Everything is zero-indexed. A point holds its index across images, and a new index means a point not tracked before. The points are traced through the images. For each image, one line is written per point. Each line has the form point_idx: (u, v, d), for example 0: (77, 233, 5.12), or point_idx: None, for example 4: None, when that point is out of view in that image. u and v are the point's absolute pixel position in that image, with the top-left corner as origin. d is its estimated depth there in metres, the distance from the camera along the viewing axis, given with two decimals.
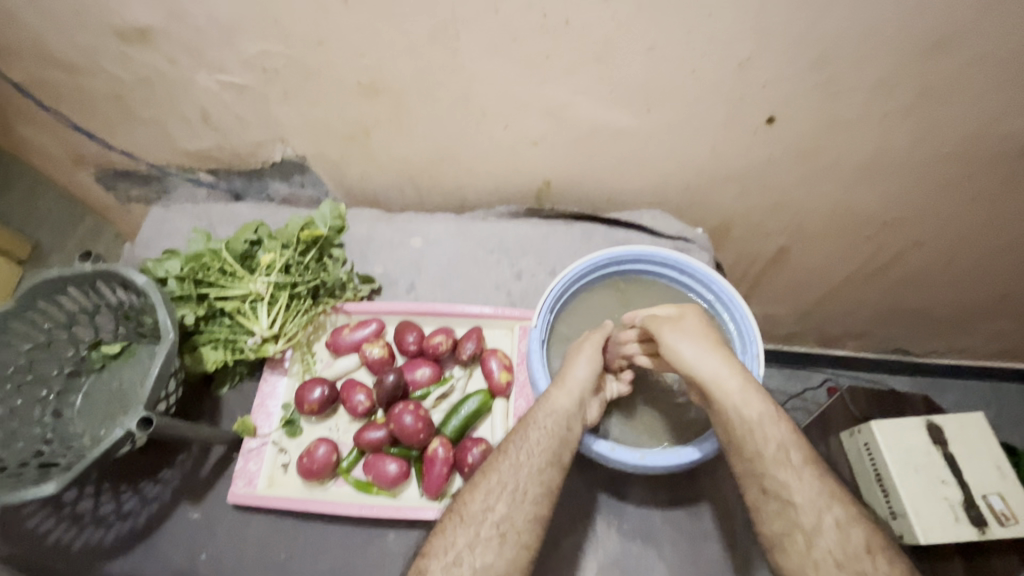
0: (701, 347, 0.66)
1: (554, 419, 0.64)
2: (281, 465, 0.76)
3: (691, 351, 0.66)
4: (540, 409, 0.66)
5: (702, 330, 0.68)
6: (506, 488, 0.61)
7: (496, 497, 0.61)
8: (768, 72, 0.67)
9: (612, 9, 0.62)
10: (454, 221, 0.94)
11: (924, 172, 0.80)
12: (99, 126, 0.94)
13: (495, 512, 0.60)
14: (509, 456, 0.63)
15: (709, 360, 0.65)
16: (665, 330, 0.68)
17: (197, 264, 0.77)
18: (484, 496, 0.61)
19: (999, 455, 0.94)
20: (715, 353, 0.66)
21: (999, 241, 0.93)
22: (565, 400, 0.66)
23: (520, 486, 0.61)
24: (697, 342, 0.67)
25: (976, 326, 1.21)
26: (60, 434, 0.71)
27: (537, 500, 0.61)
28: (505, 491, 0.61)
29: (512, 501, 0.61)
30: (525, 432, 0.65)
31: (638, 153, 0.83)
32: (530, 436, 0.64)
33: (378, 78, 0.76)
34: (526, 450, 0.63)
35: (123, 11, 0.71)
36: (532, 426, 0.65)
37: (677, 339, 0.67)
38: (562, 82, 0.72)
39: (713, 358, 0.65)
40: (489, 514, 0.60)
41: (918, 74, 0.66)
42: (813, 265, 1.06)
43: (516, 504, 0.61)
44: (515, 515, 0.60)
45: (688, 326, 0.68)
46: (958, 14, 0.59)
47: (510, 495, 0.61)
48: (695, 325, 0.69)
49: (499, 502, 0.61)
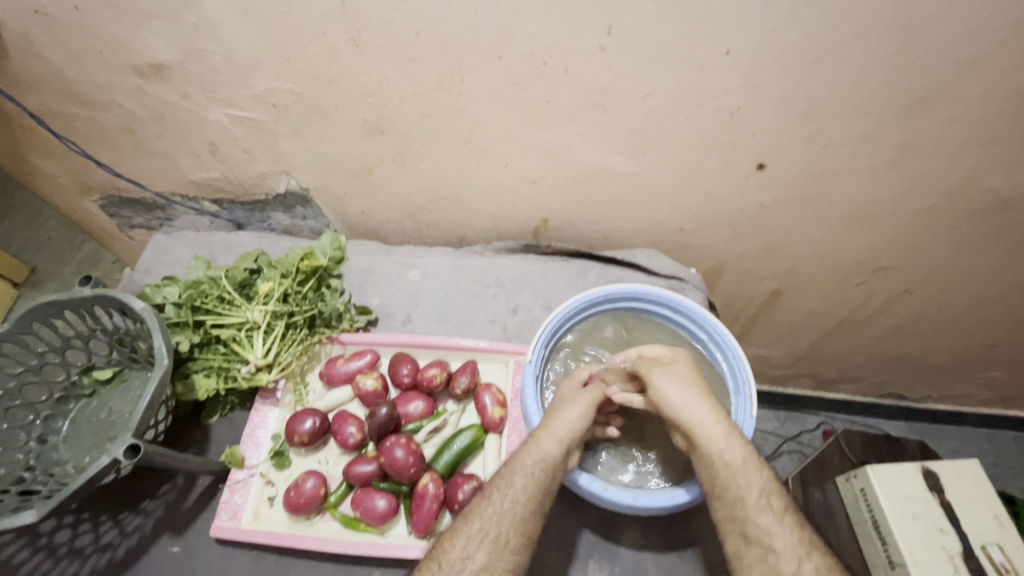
0: (689, 395, 0.67)
1: (542, 467, 0.63)
2: (267, 498, 0.74)
3: (679, 397, 0.67)
4: (524, 453, 0.65)
5: (690, 378, 0.69)
6: (487, 535, 0.60)
7: (475, 545, 0.60)
8: (757, 123, 0.70)
9: (609, 60, 0.65)
10: (452, 256, 0.95)
11: (909, 221, 0.83)
12: (108, 155, 0.97)
13: (474, 561, 0.58)
14: (492, 503, 0.62)
15: (696, 408, 0.66)
16: (656, 374, 0.69)
17: (196, 291, 0.78)
18: (463, 543, 0.59)
19: (997, 506, 0.92)
20: (703, 403, 0.66)
21: (985, 290, 0.95)
22: (546, 442, 0.64)
23: (503, 534, 0.60)
24: (685, 390, 0.67)
25: (968, 373, 1.22)
26: (43, 462, 0.70)
27: (517, 550, 0.60)
28: (486, 539, 0.60)
29: (494, 549, 0.59)
30: (510, 473, 0.64)
31: (633, 195, 0.85)
32: (512, 481, 0.63)
33: (384, 118, 0.79)
34: (507, 497, 0.62)
35: (143, 48, 0.74)
36: (515, 472, 0.63)
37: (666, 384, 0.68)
38: (561, 126, 0.75)
39: (700, 407, 0.66)
40: (468, 563, 0.58)
41: (899, 129, 0.69)
42: (805, 308, 1.07)
43: (497, 552, 0.59)
44: (495, 563, 0.59)
45: (678, 373, 0.69)
46: (934, 77, 0.62)
47: (491, 543, 0.60)
48: (682, 372, 0.69)
49: (479, 551, 0.59)
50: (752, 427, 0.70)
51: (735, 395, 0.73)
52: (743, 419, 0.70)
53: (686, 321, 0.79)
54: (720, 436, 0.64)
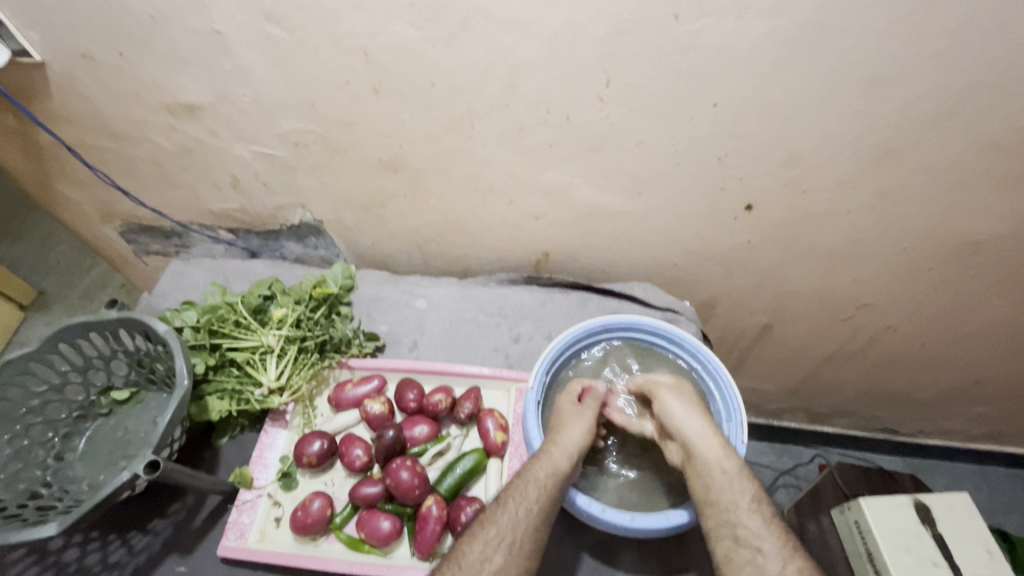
0: (691, 410, 0.71)
1: (554, 480, 0.66)
2: (274, 519, 0.76)
3: (682, 412, 0.71)
4: (531, 469, 0.67)
5: (690, 395, 0.73)
6: (503, 540, 0.62)
7: (492, 549, 0.62)
8: (743, 167, 0.76)
9: (608, 109, 0.71)
10: (458, 286, 1.00)
11: (890, 260, 0.88)
12: (134, 186, 1.02)
13: (492, 564, 0.61)
14: (507, 511, 0.64)
15: (694, 422, 0.70)
16: (663, 389, 0.73)
17: (213, 315, 0.82)
18: (481, 545, 0.62)
19: (989, 539, 0.94)
20: (700, 420, 0.70)
21: (966, 327, 0.99)
22: (558, 461, 0.67)
23: (517, 539, 0.63)
24: (686, 406, 0.71)
25: (957, 409, 1.25)
26: (60, 478, 0.73)
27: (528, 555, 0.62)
28: (502, 545, 0.62)
29: (509, 553, 0.62)
30: (514, 491, 0.66)
31: (630, 232, 0.91)
32: (526, 494, 0.65)
33: (398, 156, 0.84)
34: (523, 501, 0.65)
35: (178, 90, 0.81)
36: (522, 488, 0.66)
37: (673, 399, 0.72)
38: (563, 168, 0.81)
39: (699, 423, 0.70)
40: (485, 566, 0.60)
41: (876, 176, 0.75)
42: (796, 343, 1.11)
43: (514, 556, 0.62)
44: (509, 568, 0.61)
45: (682, 391, 0.73)
46: (903, 130, 0.68)
47: (508, 547, 0.62)
48: (684, 389, 0.74)
49: (496, 553, 0.61)
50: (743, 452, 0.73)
51: (727, 423, 0.76)
52: (734, 445, 0.73)
53: (680, 351, 0.82)
54: (715, 448, 0.68)
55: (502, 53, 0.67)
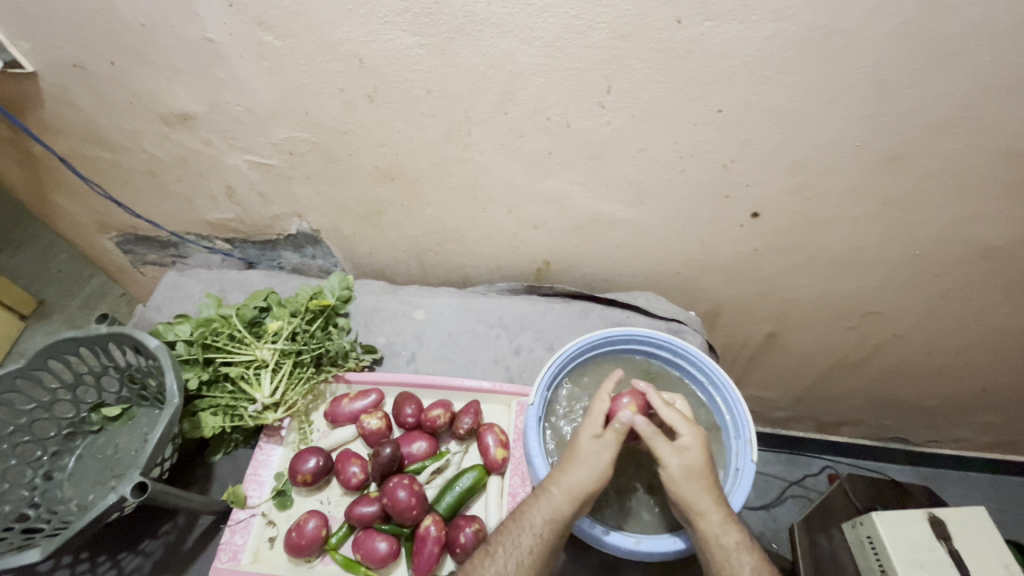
0: (700, 494, 0.63)
1: (540, 507, 0.63)
2: (268, 539, 0.74)
3: (689, 488, 0.63)
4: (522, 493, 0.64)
5: (701, 468, 0.64)
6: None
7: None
8: (747, 175, 0.74)
9: (608, 116, 0.69)
10: (457, 296, 0.98)
11: (900, 269, 0.86)
12: (129, 197, 1.01)
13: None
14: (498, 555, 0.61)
15: (701, 500, 0.62)
16: (671, 461, 0.64)
17: (207, 329, 0.80)
18: None
19: (1006, 554, 0.90)
20: (707, 496, 0.63)
21: (979, 335, 0.96)
22: (546, 493, 0.63)
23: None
24: (692, 482, 0.63)
25: (969, 418, 1.21)
26: (48, 498, 0.71)
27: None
28: None
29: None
30: (513, 527, 0.63)
31: (632, 241, 0.89)
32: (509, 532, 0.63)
33: (394, 166, 0.83)
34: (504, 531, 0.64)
35: (171, 100, 0.79)
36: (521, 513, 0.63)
37: (680, 474, 0.63)
38: (564, 176, 0.79)
39: (707, 498, 0.63)
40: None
41: (885, 183, 0.73)
42: (802, 352, 1.09)
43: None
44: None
45: (692, 462, 0.64)
46: (913, 136, 0.66)
47: None
48: (693, 461, 0.64)
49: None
50: (752, 472, 0.69)
51: (736, 439, 0.73)
52: (744, 464, 0.69)
53: (686, 364, 0.79)
54: (721, 529, 0.61)
55: (499, 60, 0.65)
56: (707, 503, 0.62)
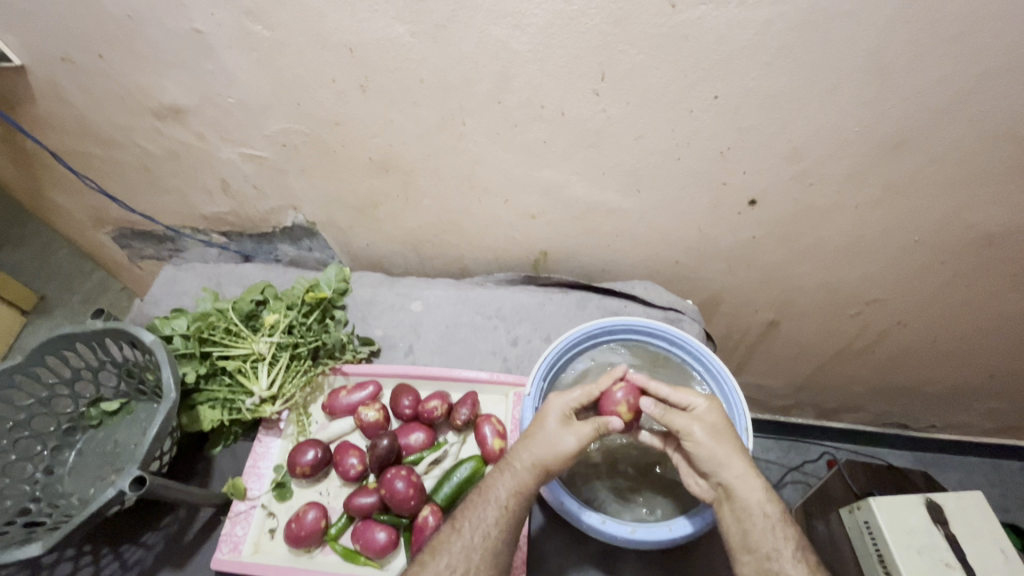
0: (733, 454, 0.63)
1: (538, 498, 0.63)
2: (268, 530, 0.75)
3: (721, 449, 0.63)
4: (519, 484, 0.63)
5: (722, 428, 0.65)
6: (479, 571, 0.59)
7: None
8: (745, 162, 0.73)
9: (603, 104, 0.68)
10: (454, 288, 0.98)
11: (900, 254, 0.85)
12: (124, 192, 1.00)
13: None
14: (491, 540, 0.60)
15: (733, 462, 0.63)
16: (694, 426, 0.64)
17: (203, 323, 0.80)
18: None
19: (1002, 538, 0.91)
20: (739, 456, 0.63)
21: (979, 320, 0.96)
22: (541, 483, 0.63)
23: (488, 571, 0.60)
24: (722, 443, 0.63)
25: (969, 404, 1.21)
26: (49, 492, 0.72)
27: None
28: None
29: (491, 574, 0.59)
30: (502, 519, 0.62)
31: (629, 230, 0.88)
32: (500, 521, 0.62)
33: (389, 157, 0.82)
34: (503, 515, 0.62)
35: (162, 93, 0.78)
36: (516, 503, 0.62)
37: (707, 436, 0.64)
38: (560, 166, 0.78)
39: (738, 460, 0.63)
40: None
41: (884, 169, 0.72)
42: (801, 340, 1.09)
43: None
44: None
45: (713, 423, 0.65)
46: (912, 121, 0.65)
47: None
48: (714, 421, 0.65)
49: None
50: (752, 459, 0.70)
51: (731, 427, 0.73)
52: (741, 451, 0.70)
53: (682, 353, 0.79)
54: (758, 490, 0.62)
55: (491, 47, 0.64)
56: (736, 469, 0.62)
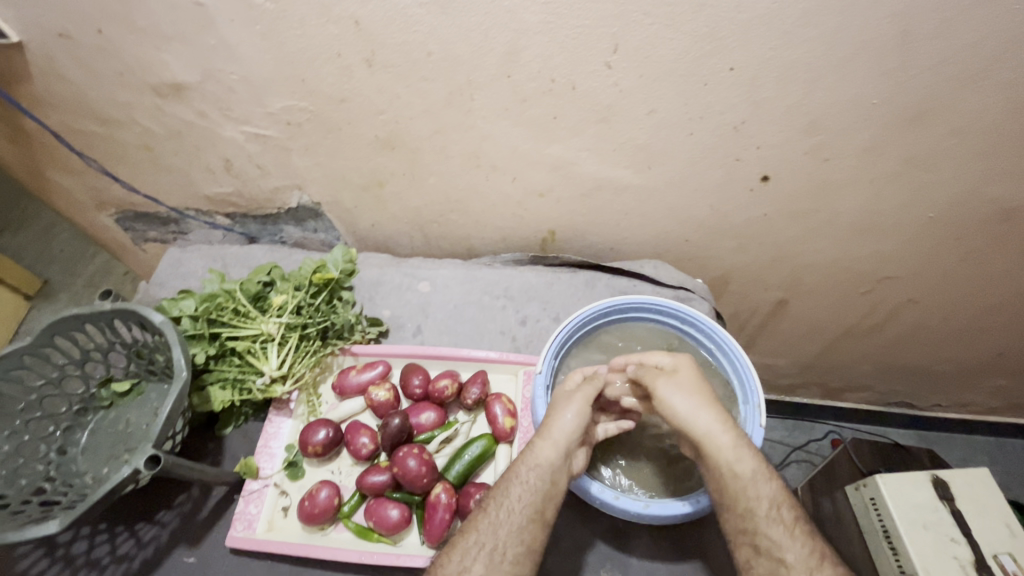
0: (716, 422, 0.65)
1: (538, 473, 0.64)
2: (281, 508, 0.76)
3: (699, 416, 0.65)
4: (540, 435, 0.66)
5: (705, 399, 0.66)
6: (484, 548, 0.60)
7: (473, 558, 0.59)
8: (759, 136, 0.72)
9: (615, 77, 0.67)
10: (462, 268, 0.97)
11: (914, 231, 0.84)
12: (127, 173, 0.99)
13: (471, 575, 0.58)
14: (489, 514, 0.62)
15: (701, 415, 0.65)
16: (660, 382, 0.68)
17: (212, 304, 0.80)
18: (460, 557, 0.59)
19: (1008, 512, 0.91)
20: (708, 410, 0.65)
21: (990, 298, 0.95)
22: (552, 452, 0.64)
23: (501, 545, 0.60)
24: (687, 398, 0.66)
25: (976, 381, 1.21)
26: (63, 472, 0.72)
27: (516, 560, 0.60)
28: (482, 552, 0.60)
29: (491, 561, 0.59)
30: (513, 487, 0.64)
31: (639, 208, 0.87)
32: (515, 490, 0.63)
33: (396, 134, 0.81)
34: (526, 490, 0.63)
35: (164, 69, 0.77)
36: (533, 455, 0.65)
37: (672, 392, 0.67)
38: (570, 142, 0.77)
39: (706, 414, 0.65)
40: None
41: (902, 142, 0.71)
42: (810, 319, 1.08)
43: (496, 564, 0.59)
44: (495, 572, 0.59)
45: (680, 380, 0.68)
46: (932, 92, 0.64)
47: (488, 556, 0.59)
48: (682, 377, 0.68)
49: (476, 564, 0.59)
50: (761, 436, 0.69)
51: (744, 404, 0.73)
52: (752, 428, 0.69)
53: (694, 332, 0.79)
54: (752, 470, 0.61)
55: (501, 17, 0.62)
56: (707, 422, 0.65)
